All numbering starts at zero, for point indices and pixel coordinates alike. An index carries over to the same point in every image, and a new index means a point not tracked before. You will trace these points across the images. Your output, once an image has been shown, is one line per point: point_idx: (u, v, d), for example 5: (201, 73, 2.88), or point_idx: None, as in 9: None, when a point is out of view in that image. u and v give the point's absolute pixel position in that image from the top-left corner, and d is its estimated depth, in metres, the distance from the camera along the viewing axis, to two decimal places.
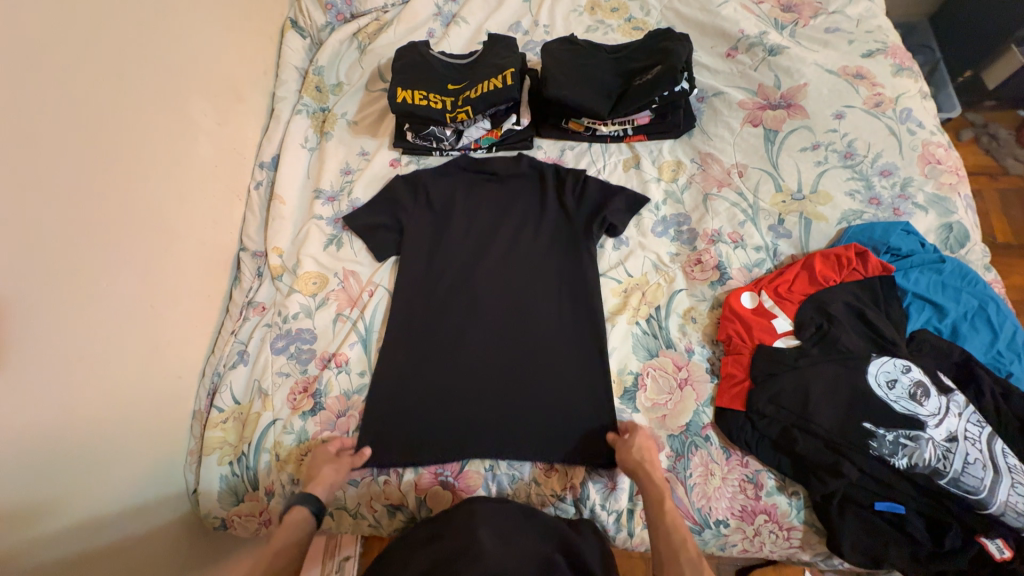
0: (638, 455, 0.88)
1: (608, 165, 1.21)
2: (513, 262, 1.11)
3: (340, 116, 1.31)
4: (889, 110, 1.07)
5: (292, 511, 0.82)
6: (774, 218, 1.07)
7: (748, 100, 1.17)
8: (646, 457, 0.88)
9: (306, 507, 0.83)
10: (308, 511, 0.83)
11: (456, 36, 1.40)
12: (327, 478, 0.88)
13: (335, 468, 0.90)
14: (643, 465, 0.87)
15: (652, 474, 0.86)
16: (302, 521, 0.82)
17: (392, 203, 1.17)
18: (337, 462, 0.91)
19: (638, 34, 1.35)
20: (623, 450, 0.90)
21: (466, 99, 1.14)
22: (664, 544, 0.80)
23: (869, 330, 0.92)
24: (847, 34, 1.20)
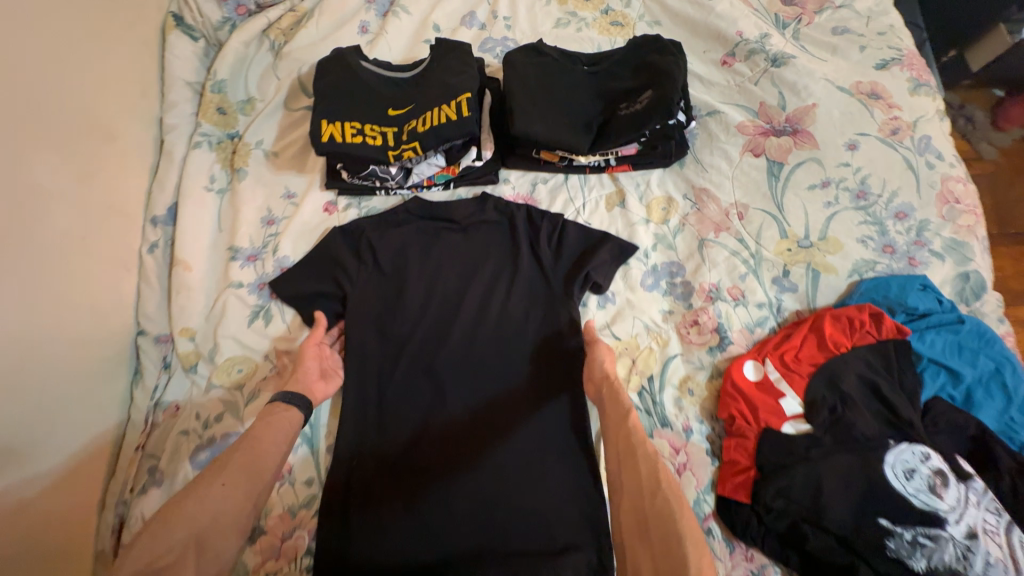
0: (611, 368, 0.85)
1: (588, 203, 1.03)
2: (484, 330, 0.95)
3: (255, 145, 1.04)
4: (907, 138, 0.93)
5: (285, 403, 0.80)
6: (778, 269, 0.93)
7: (748, 122, 1.00)
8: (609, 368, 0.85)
9: (294, 411, 0.80)
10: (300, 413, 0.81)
11: (396, 32, 1.14)
12: (306, 371, 0.87)
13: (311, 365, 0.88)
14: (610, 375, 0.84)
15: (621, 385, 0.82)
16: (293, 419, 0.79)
17: (332, 262, 0.96)
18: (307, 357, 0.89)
19: (616, 31, 1.13)
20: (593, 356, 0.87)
21: (412, 133, 0.91)
22: (621, 438, 0.74)
23: (884, 407, 0.82)
24: (857, 37, 1.03)
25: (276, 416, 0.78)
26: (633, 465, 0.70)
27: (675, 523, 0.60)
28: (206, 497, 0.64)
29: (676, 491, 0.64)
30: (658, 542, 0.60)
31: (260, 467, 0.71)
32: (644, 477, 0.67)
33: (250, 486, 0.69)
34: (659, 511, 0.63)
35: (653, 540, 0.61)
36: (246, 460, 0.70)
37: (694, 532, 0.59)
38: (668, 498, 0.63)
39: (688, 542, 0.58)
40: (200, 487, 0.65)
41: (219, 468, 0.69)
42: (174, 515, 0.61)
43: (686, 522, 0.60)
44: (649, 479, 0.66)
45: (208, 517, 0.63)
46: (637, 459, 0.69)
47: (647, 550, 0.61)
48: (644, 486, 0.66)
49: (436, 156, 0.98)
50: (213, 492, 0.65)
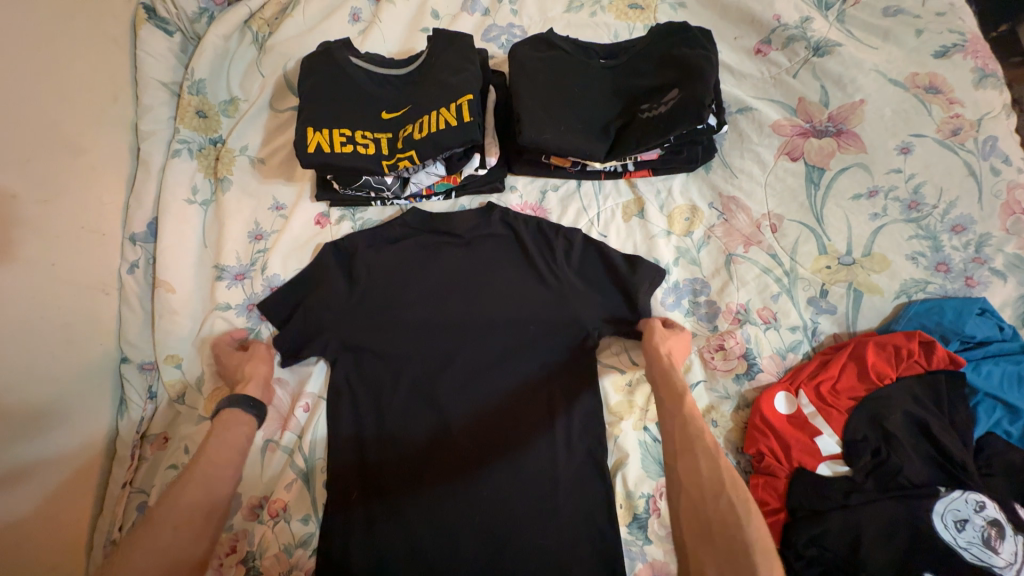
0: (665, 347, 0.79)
1: (603, 213, 0.93)
2: (489, 354, 0.88)
3: (239, 151, 0.97)
4: (969, 140, 0.81)
5: (228, 414, 0.77)
6: (815, 289, 0.84)
7: (785, 121, 0.89)
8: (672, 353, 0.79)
9: (248, 417, 0.78)
10: (246, 417, 0.78)
11: (391, 19, 1.03)
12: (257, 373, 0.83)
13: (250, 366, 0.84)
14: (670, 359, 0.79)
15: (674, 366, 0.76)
16: (237, 428, 0.77)
17: (323, 282, 0.88)
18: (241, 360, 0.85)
19: (635, 15, 1.00)
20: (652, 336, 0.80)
21: (408, 140, 0.82)
22: (677, 433, 0.69)
23: (933, 449, 0.74)
24: (912, 19, 0.89)
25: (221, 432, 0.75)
26: (691, 465, 0.66)
27: (739, 529, 0.58)
28: (152, 542, 0.62)
29: (739, 491, 0.61)
30: (721, 543, 0.59)
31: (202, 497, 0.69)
32: (704, 480, 0.64)
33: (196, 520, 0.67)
34: (723, 517, 0.60)
35: (717, 544, 0.59)
36: (199, 484, 0.69)
37: (761, 534, 0.58)
38: (734, 500, 0.61)
39: (756, 556, 0.56)
40: (151, 524, 0.64)
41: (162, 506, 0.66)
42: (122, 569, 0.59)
43: (755, 533, 0.58)
44: (710, 483, 0.63)
45: (157, 562, 0.61)
46: (697, 457, 0.66)
47: (715, 560, 0.59)
48: (705, 490, 0.63)
49: (436, 164, 0.88)
50: (162, 535, 0.63)
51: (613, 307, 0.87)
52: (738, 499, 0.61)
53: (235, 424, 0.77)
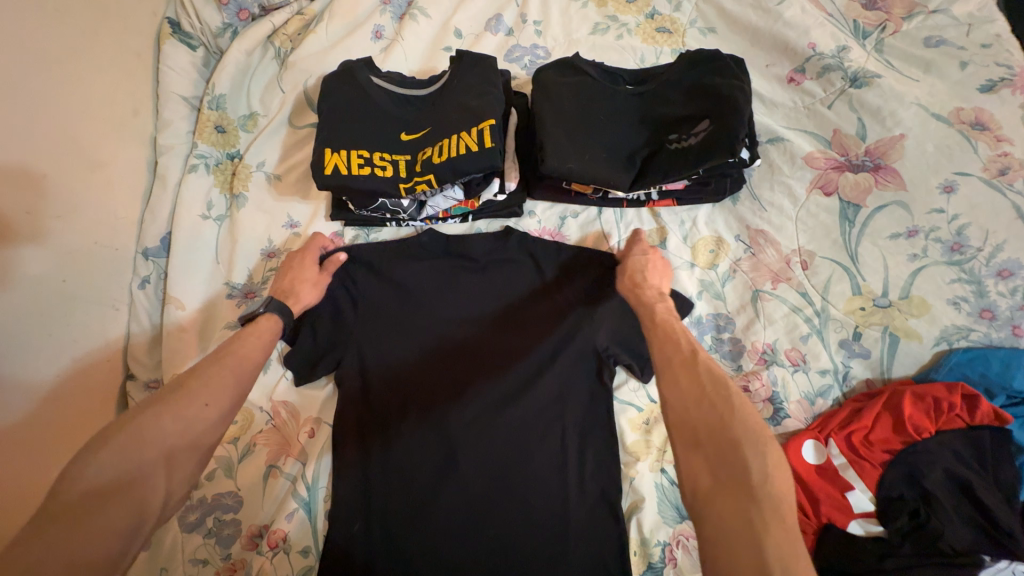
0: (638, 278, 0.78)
1: (623, 241, 0.90)
2: (503, 379, 0.84)
3: (255, 167, 0.96)
4: (1020, 180, 0.75)
5: (263, 317, 0.74)
6: (847, 331, 0.80)
7: (818, 153, 0.85)
8: (640, 278, 0.79)
9: (278, 321, 0.75)
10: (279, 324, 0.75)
11: (413, 37, 1.02)
12: (307, 299, 0.82)
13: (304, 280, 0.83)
14: (637, 286, 0.77)
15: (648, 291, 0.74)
16: (270, 333, 0.73)
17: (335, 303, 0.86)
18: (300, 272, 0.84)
19: (663, 39, 0.98)
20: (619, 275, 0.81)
21: (427, 164, 0.80)
22: (657, 348, 0.63)
23: (977, 514, 0.69)
24: (956, 51, 0.85)
25: (257, 326, 0.72)
26: (672, 375, 0.60)
27: (726, 426, 0.53)
28: (180, 411, 0.58)
29: (723, 389, 0.56)
30: (710, 447, 0.53)
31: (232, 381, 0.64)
32: (684, 385, 0.58)
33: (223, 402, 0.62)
34: (711, 420, 0.55)
35: (706, 449, 0.53)
36: (230, 369, 0.65)
37: (753, 430, 0.53)
38: (723, 399, 0.55)
39: (745, 451, 0.51)
40: (178, 401, 0.59)
41: (195, 378, 0.62)
42: (147, 432, 0.55)
43: (746, 429, 0.53)
44: (690, 387, 0.57)
45: (177, 433, 0.57)
46: (677, 363, 0.60)
47: (709, 464, 0.52)
48: (688, 398, 0.57)
49: (454, 188, 0.86)
50: (189, 406, 0.59)
51: (629, 340, 0.84)
52: (722, 396, 0.56)
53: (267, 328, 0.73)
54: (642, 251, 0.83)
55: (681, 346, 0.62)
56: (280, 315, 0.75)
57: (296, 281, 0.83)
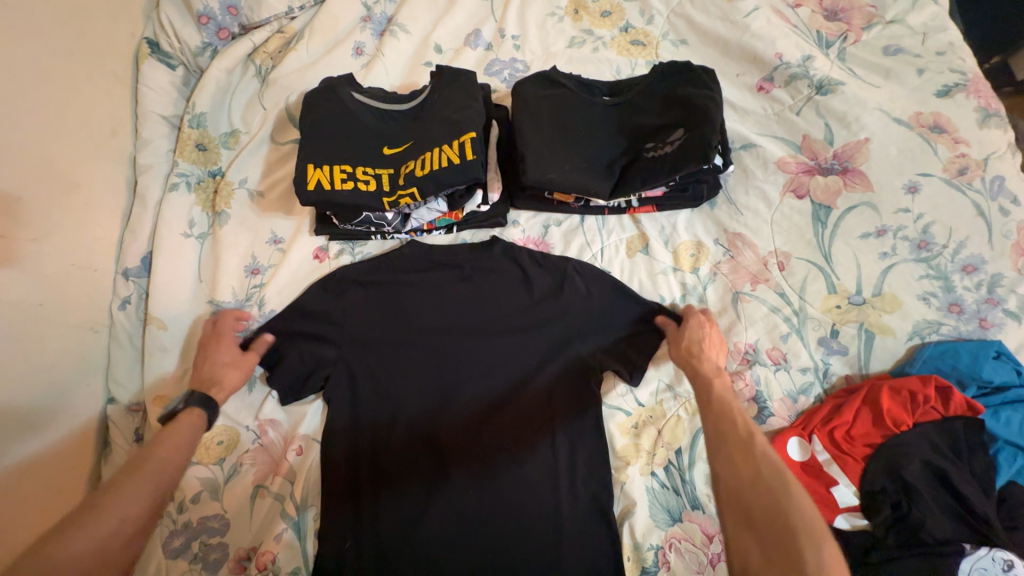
0: (692, 345, 0.80)
1: (606, 248, 0.92)
2: (493, 380, 0.85)
3: (237, 184, 0.95)
4: (977, 180, 0.81)
5: (184, 414, 0.74)
6: (826, 329, 0.82)
7: (789, 157, 0.88)
8: (697, 347, 0.79)
9: (200, 412, 0.75)
10: (200, 419, 0.74)
11: (394, 54, 1.05)
12: (233, 383, 0.81)
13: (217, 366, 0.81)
14: (694, 355, 0.78)
15: (705, 361, 0.77)
16: (192, 428, 0.73)
17: (321, 316, 0.86)
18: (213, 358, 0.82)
19: (637, 51, 1.02)
20: (676, 340, 0.81)
21: (410, 177, 0.81)
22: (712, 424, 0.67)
23: (956, 502, 0.71)
24: (912, 59, 0.91)
25: (175, 426, 0.72)
26: (726, 452, 0.63)
27: (784, 513, 0.56)
28: (92, 529, 0.58)
29: (781, 480, 0.58)
30: (768, 532, 0.55)
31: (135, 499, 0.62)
32: (739, 467, 0.61)
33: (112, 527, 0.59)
34: (765, 502, 0.57)
35: (761, 533, 0.56)
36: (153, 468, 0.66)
37: (814, 521, 0.55)
38: (778, 484, 0.58)
39: (803, 541, 0.53)
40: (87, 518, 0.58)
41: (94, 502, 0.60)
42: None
43: (804, 522, 0.55)
44: (747, 469, 0.60)
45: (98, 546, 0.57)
46: (734, 444, 0.63)
47: (760, 547, 0.55)
48: (743, 481, 0.60)
49: (438, 201, 0.87)
50: (76, 540, 0.56)
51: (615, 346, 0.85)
52: (779, 482, 0.58)
53: (190, 421, 0.74)
54: (701, 319, 0.83)
55: (738, 426, 0.65)
56: (205, 410, 0.75)
57: (216, 369, 0.81)
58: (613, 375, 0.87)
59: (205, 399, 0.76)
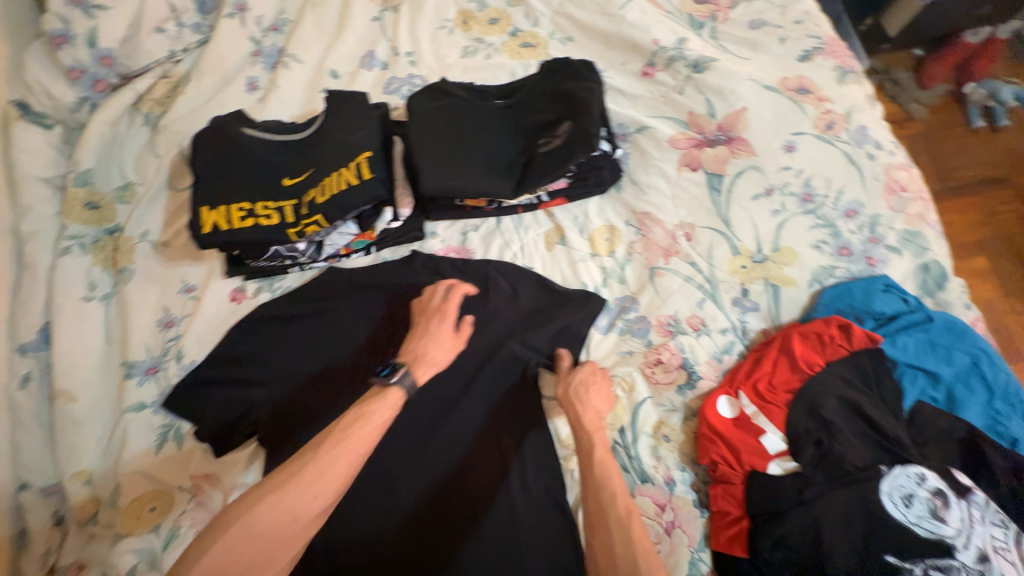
0: (576, 391, 0.79)
1: (526, 245, 0.94)
2: (435, 459, 0.82)
3: (138, 238, 0.92)
4: (843, 132, 0.88)
5: (395, 389, 0.69)
6: (737, 289, 0.87)
7: (679, 134, 0.93)
8: (583, 392, 0.79)
9: (398, 393, 0.69)
10: (400, 397, 0.69)
11: (289, 84, 1.04)
12: (437, 359, 0.76)
13: (440, 344, 0.78)
14: (577, 402, 0.78)
15: (587, 413, 0.76)
16: (387, 411, 0.67)
17: (247, 359, 0.85)
18: (438, 334, 0.78)
19: (528, 53, 1.05)
20: (565, 394, 0.79)
21: (312, 205, 0.80)
22: (593, 500, 0.68)
23: (871, 429, 0.76)
24: (775, 29, 0.99)
25: (385, 398, 0.68)
26: (604, 532, 0.66)
27: None
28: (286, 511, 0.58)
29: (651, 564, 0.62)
30: None
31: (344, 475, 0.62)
32: (618, 551, 0.64)
33: (308, 502, 0.59)
34: None
35: None
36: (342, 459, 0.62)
37: None
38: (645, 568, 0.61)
39: None
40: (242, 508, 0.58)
41: (294, 462, 0.61)
42: (206, 546, 0.55)
43: None
44: (623, 554, 0.63)
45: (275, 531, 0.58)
46: (609, 522, 0.66)
47: None
48: (617, 555, 0.63)
49: (348, 223, 0.88)
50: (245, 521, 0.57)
51: (548, 339, 0.87)
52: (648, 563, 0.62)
53: (389, 400, 0.68)
54: (594, 370, 0.81)
55: (616, 504, 0.67)
56: (404, 390, 0.70)
57: (418, 340, 0.78)
58: (547, 371, 0.87)
59: (413, 381, 0.72)
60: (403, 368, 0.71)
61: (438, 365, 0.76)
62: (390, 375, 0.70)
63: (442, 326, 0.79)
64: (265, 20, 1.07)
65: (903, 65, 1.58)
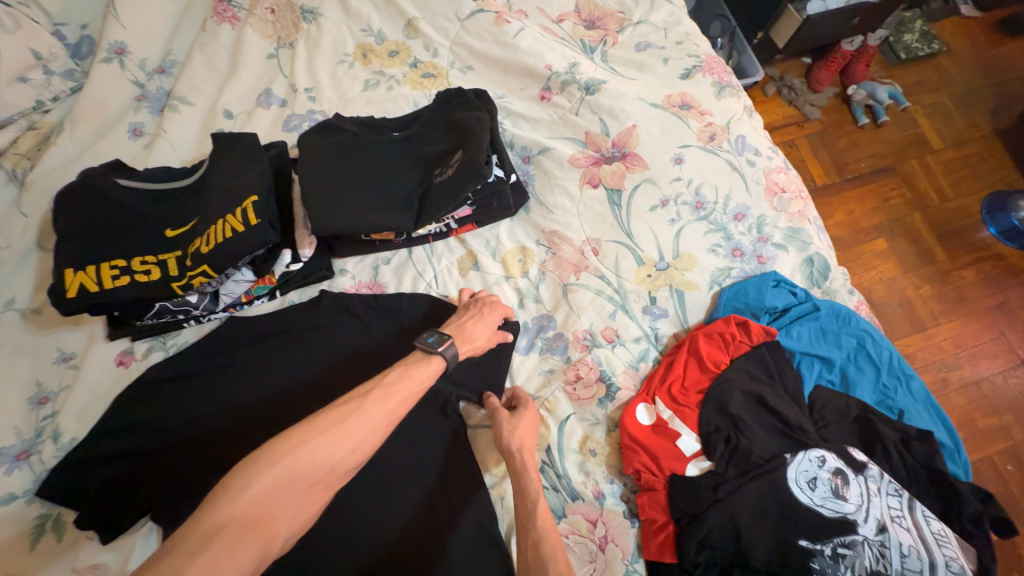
0: (519, 439, 0.77)
1: (439, 273, 0.93)
2: (360, 527, 0.76)
3: (3, 307, 0.83)
4: (724, 142, 0.95)
5: (439, 355, 0.75)
6: (645, 298, 0.90)
7: (579, 153, 0.97)
8: (526, 440, 0.78)
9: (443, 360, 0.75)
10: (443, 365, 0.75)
11: (179, 128, 0.99)
12: (473, 341, 0.81)
13: (484, 329, 0.82)
14: (518, 452, 0.76)
15: (529, 466, 0.75)
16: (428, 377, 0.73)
17: (140, 426, 0.77)
18: (486, 321, 0.83)
19: (429, 83, 1.06)
20: (504, 430, 0.78)
21: (197, 256, 0.76)
22: (534, 555, 0.67)
23: (778, 421, 0.80)
24: (659, 51, 1.05)
25: (431, 361, 0.74)
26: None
27: None
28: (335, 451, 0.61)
29: None
30: None
31: (382, 429, 0.66)
32: None
33: (344, 453, 0.62)
34: None
35: None
36: (384, 410, 0.67)
37: None
38: None
39: None
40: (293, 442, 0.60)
41: (338, 409, 0.64)
42: (254, 477, 0.56)
43: None
44: None
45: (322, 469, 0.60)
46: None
47: None
48: None
49: (243, 270, 0.84)
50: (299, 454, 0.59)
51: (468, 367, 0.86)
52: None
53: (432, 366, 0.74)
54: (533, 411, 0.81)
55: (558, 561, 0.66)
56: (447, 360, 0.76)
57: (461, 321, 0.82)
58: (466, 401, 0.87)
59: (455, 355, 0.77)
60: (450, 341, 0.77)
61: (475, 348, 0.81)
62: (436, 344, 0.76)
63: (494, 317, 0.83)
64: (149, 62, 1.02)
65: (795, 71, 1.75)
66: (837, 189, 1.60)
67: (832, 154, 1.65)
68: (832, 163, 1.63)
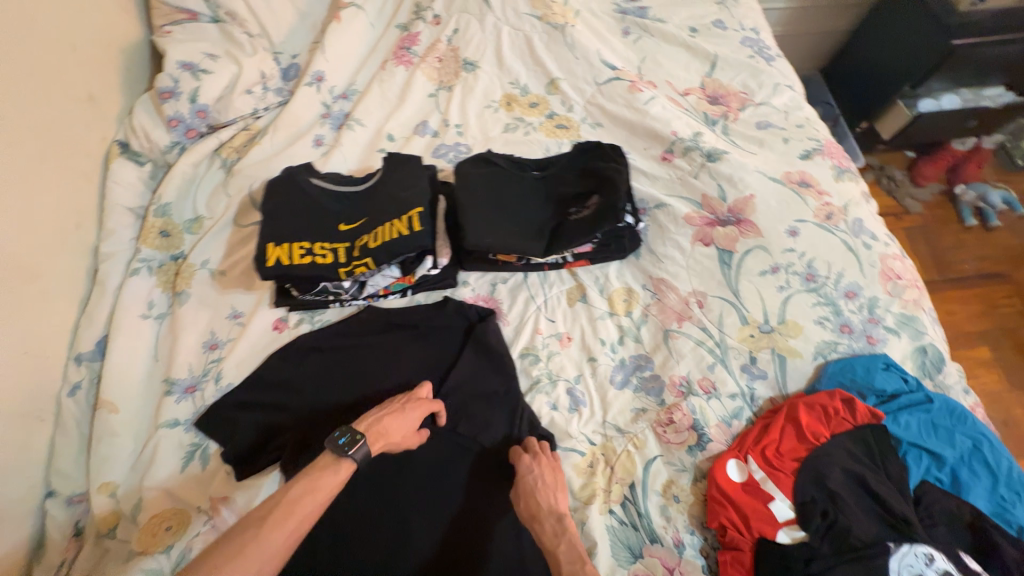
0: (528, 506, 0.79)
1: (549, 299, 1.02)
2: (437, 517, 0.84)
3: (199, 265, 1.01)
4: (840, 222, 0.99)
5: (349, 456, 0.72)
6: (745, 356, 0.93)
7: (694, 213, 1.04)
8: (534, 505, 0.78)
9: (348, 465, 0.72)
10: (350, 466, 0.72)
11: (350, 143, 1.18)
12: (392, 438, 0.79)
13: (404, 425, 0.81)
14: (533, 519, 0.78)
15: (540, 527, 0.76)
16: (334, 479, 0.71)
17: (282, 385, 0.90)
18: (407, 416, 0.81)
19: (561, 133, 1.20)
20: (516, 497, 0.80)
21: (364, 249, 0.90)
22: None
23: (879, 506, 0.78)
24: (779, 131, 1.13)
25: (338, 466, 0.71)
26: None
27: None
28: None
29: None
30: None
31: (285, 547, 0.64)
32: None
33: None
34: None
35: None
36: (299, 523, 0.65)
37: None
38: None
39: None
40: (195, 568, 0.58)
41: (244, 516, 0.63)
42: None
43: None
44: None
45: None
46: None
47: None
48: None
49: (391, 267, 0.98)
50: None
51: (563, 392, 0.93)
52: None
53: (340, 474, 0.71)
54: (540, 472, 0.81)
55: None
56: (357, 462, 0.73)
57: (380, 416, 0.80)
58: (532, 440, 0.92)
59: (367, 451, 0.74)
60: (361, 441, 0.74)
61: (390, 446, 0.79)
62: (348, 446, 0.73)
63: (415, 415, 0.82)
64: (337, 89, 1.24)
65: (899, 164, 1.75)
66: (940, 286, 1.54)
67: (934, 250, 1.60)
68: (933, 262, 1.58)
